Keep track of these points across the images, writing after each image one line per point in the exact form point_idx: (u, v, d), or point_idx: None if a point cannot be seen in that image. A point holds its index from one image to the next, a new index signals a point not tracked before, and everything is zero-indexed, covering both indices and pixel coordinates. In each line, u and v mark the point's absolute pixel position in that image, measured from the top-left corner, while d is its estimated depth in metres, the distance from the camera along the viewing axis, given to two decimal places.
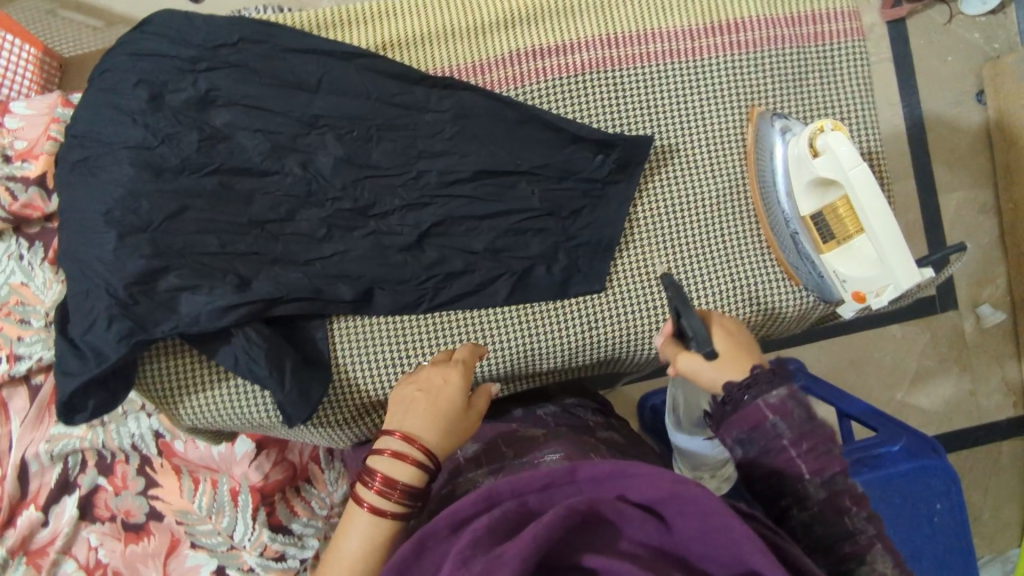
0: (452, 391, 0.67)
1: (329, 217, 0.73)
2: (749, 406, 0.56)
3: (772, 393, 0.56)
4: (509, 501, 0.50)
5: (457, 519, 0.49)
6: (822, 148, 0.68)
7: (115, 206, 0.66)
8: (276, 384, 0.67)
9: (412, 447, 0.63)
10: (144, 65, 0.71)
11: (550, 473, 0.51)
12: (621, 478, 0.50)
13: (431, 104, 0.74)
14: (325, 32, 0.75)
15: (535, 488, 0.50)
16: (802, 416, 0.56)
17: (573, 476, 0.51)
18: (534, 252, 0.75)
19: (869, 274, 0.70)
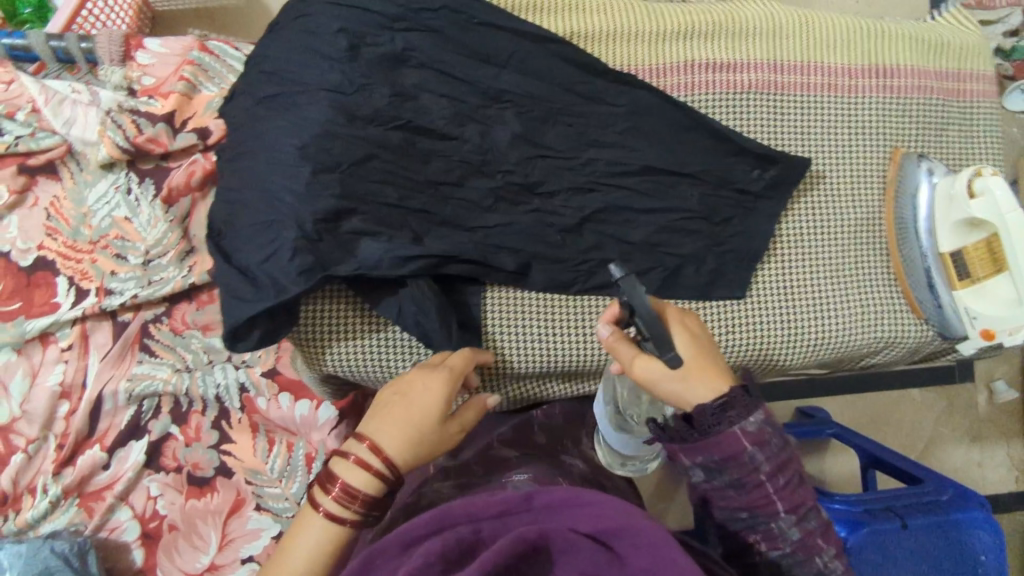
0: (430, 397, 0.64)
1: (498, 188, 0.75)
2: (727, 433, 0.59)
3: (749, 419, 0.59)
4: (462, 523, 0.56)
5: (410, 540, 0.55)
6: (981, 191, 0.73)
7: (311, 142, 0.68)
8: (444, 337, 0.70)
9: (382, 460, 0.62)
10: (347, 14, 0.72)
11: (506, 501, 0.57)
12: (574, 507, 0.57)
13: (609, 97, 0.77)
14: (520, 12, 0.77)
15: (489, 516, 0.56)
16: (777, 445, 0.60)
17: (529, 505, 0.57)
18: (686, 250, 0.78)
19: (1002, 312, 0.74)
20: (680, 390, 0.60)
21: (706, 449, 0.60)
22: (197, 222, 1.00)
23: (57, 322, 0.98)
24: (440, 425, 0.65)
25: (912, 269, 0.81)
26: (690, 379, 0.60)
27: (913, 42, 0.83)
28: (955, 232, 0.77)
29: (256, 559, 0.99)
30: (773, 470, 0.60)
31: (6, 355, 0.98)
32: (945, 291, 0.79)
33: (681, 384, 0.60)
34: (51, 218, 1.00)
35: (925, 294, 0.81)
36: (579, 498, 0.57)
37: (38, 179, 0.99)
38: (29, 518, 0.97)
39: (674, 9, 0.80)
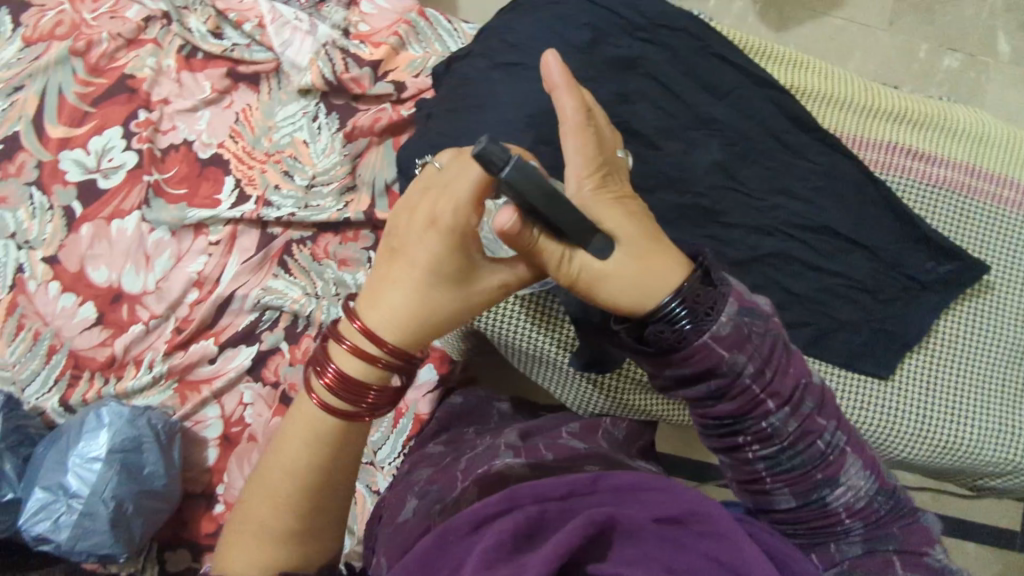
0: (426, 254, 0.54)
1: (685, 206, 0.77)
2: (697, 343, 0.49)
3: (719, 320, 0.49)
4: (528, 503, 0.58)
5: (481, 517, 0.57)
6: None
7: (538, 115, 0.73)
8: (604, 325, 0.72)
9: (381, 349, 0.55)
10: (597, 12, 0.77)
11: (572, 483, 0.59)
12: (635, 496, 0.57)
13: (809, 153, 0.80)
14: (751, 55, 0.82)
15: (554, 497, 0.58)
16: (779, 355, 0.51)
17: (593, 486, 0.59)
18: (843, 316, 0.79)
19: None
20: (633, 279, 0.50)
21: (694, 377, 0.51)
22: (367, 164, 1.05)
23: (215, 217, 1.04)
24: (457, 290, 0.55)
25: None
26: (641, 273, 0.50)
27: None
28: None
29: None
30: (757, 372, 0.50)
31: (160, 233, 1.04)
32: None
33: (624, 278, 0.50)
34: (239, 122, 1.07)
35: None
36: (638, 488, 0.58)
37: (240, 87, 1.08)
38: (129, 387, 1.01)
39: (889, 93, 0.84)
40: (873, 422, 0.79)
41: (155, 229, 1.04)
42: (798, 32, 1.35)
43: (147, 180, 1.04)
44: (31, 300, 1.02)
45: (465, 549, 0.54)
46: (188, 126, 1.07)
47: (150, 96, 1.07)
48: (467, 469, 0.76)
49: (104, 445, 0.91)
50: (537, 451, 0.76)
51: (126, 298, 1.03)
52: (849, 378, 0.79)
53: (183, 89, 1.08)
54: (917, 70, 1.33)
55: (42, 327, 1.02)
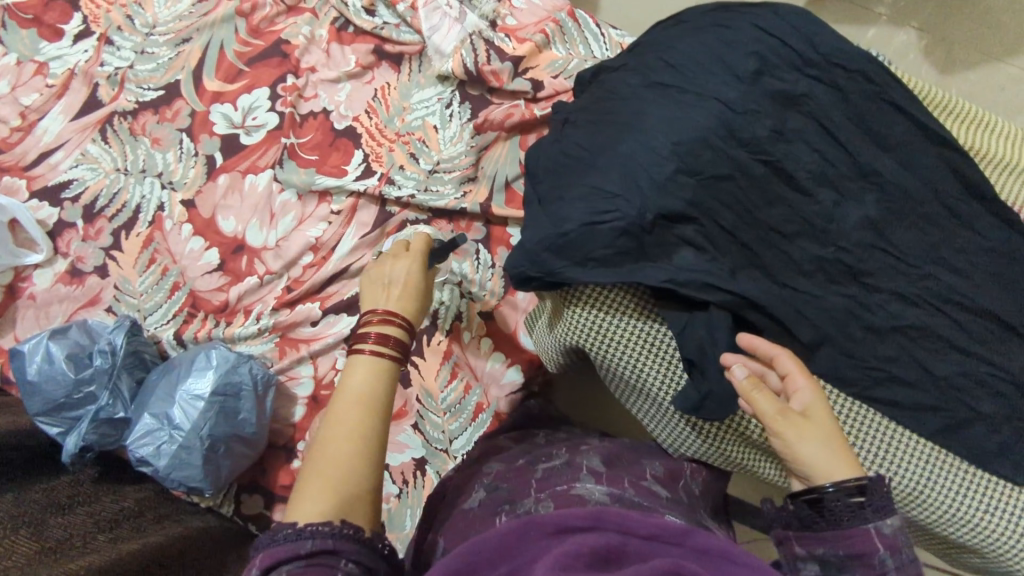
0: (404, 271, 0.82)
1: (825, 260, 0.72)
2: (856, 529, 0.58)
3: (885, 521, 0.57)
4: (614, 531, 0.54)
5: (564, 524, 0.55)
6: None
7: (685, 142, 0.69)
8: (718, 376, 0.68)
9: (395, 316, 0.75)
10: (768, 42, 0.73)
11: (661, 528, 0.55)
12: (726, 564, 0.51)
13: (978, 225, 0.72)
14: (930, 108, 0.76)
15: (641, 535, 0.54)
16: (910, 555, 0.56)
17: (682, 539, 0.54)
18: (985, 409, 0.71)
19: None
20: (818, 459, 0.62)
21: (844, 557, 0.58)
22: (493, 158, 1.06)
23: (340, 187, 1.07)
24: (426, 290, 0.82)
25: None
26: (786, 420, 0.64)
27: None
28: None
29: (390, 470, 0.99)
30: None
31: (288, 194, 1.09)
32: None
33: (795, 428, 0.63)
34: (376, 99, 1.10)
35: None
36: (732, 556, 0.52)
37: (383, 65, 1.11)
38: (236, 334, 1.06)
39: None
40: (997, 530, 0.71)
41: (284, 190, 1.09)
42: (965, 78, 1.22)
43: (283, 142, 1.10)
44: (165, 238, 1.10)
45: (530, 550, 0.53)
46: (329, 97, 1.11)
47: (299, 63, 1.12)
48: (543, 481, 0.74)
49: (208, 385, 0.96)
50: (620, 483, 0.72)
51: (247, 250, 1.09)
52: (977, 476, 0.71)
53: (330, 60, 1.12)
54: None
55: (171, 264, 1.09)
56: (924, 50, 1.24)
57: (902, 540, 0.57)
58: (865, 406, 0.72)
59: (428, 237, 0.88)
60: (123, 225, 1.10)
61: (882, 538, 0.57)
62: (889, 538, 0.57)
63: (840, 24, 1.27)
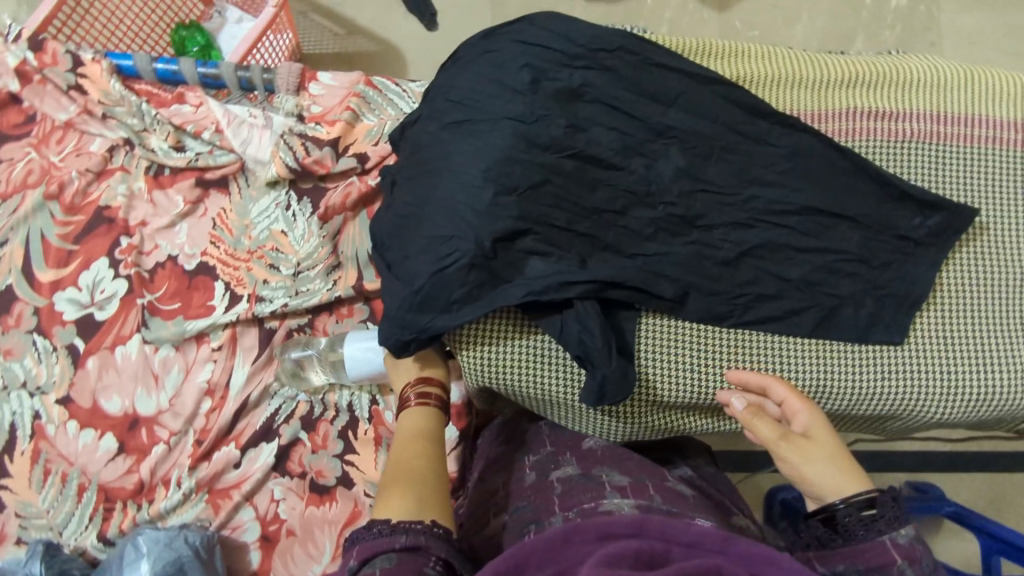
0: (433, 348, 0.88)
1: (659, 219, 0.77)
2: (876, 542, 0.63)
3: (898, 531, 0.63)
4: (656, 539, 0.55)
5: (607, 531, 0.56)
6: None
7: (494, 166, 0.72)
8: (605, 359, 0.71)
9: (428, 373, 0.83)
10: (533, 52, 0.78)
11: (704, 534, 0.55)
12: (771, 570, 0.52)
13: (772, 138, 0.79)
14: (689, 56, 0.81)
15: (682, 542, 0.55)
16: (927, 565, 0.62)
17: (724, 546, 0.54)
18: (844, 291, 0.77)
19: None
20: (825, 477, 0.67)
21: (862, 571, 0.63)
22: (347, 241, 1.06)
23: (212, 324, 1.05)
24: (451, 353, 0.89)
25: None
26: (793, 441, 0.70)
27: None
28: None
29: None
30: None
31: (165, 351, 1.06)
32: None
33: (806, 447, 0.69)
34: (217, 227, 1.09)
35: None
36: (776, 562, 0.52)
37: (211, 193, 1.10)
38: (162, 509, 1.01)
39: (833, 62, 0.83)
40: (896, 392, 0.77)
41: (158, 348, 1.06)
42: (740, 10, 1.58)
43: (140, 303, 1.06)
44: (53, 444, 1.03)
45: (578, 555, 0.54)
46: (170, 243, 1.09)
47: (128, 222, 1.09)
48: (566, 499, 0.72)
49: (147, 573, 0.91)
50: (646, 492, 0.73)
51: (143, 421, 1.04)
52: (865, 351, 0.77)
53: (157, 208, 1.09)
54: None
55: (69, 468, 1.02)
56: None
57: (917, 550, 0.63)
58: (751, 329, 0.77)
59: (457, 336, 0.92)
60: (4, 449, 1.03)
61: (899, 549, 0.63)
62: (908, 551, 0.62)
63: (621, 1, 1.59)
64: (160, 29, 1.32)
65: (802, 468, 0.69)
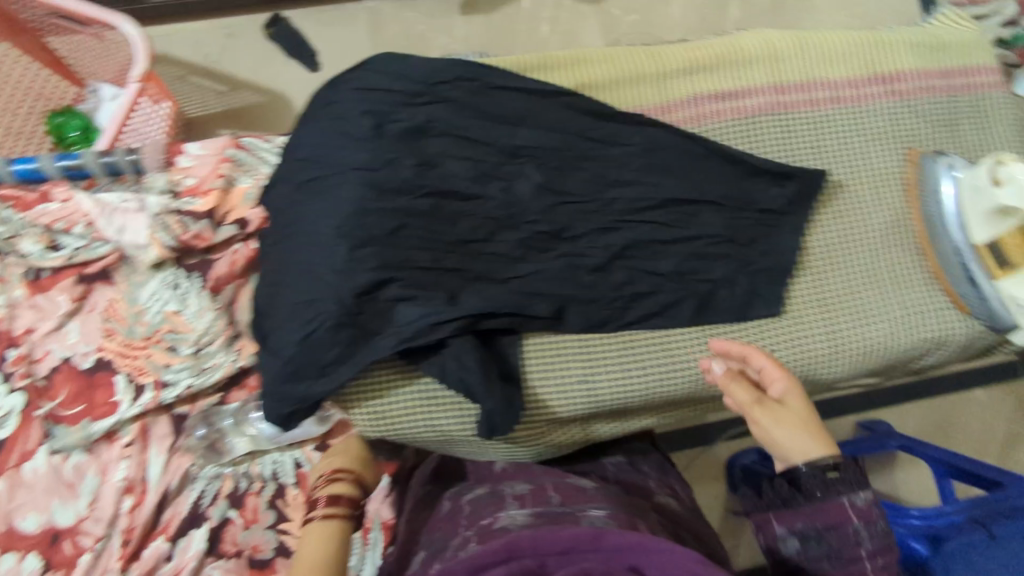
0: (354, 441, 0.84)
1: (526, 238, 0.78)
2: (835, 501, 0.67)
3: (859, 493, 0.67)
4: (530, 556, 0.57)
5: (479, 564, 0.56)
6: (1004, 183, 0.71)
7: (346, 221, 0.71)
8: (485, 392, 0.72)
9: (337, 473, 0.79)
10: (371, 97, 0.77)
11: (574, 538, 0.57)
12: (642, 555, 0.56)
13: (623, 138, 0.80)
14: (526, 72, 0.81)
15: (556, 551, 0.57)
16: (882, 527, 0.67)
17: (595, 544, 0.56)
18: (716, 275, 0.79)
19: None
20: (792, 442, 0.67)
21: (823, 526, 0.68)
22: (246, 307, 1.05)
23: (120, 420, 1.02)
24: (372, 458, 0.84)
25: (946, 264, 0.81)
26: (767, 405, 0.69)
27: (906, 39, 0.85)
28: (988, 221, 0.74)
29: None
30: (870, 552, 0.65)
31: (76, 456, 1.02)
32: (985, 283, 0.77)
33: (777, 411, 0.68)
34: (108, 319, 1.05)
35: (968, 291, 0.80)
36: (645, 546, 0.56)
37: (96, 286, 1.06)
38: None
39: (671, 51, 0.84)
40: (786, 361, 0.79)
41: (68, 456, 1.02)
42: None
43: (40, 414, 1.02)
44: None
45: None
46: (60, 344, 1.05)
47: (13, 332, 1.04)
48: (471, 516, 0.74)
49: None
50: (543, 497, 0.75)
51: (65, 533, 1.00)
52: (746, 327, 0.79)
53: (41, 312, 1.05)
54: None
55: None
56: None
57: (873, 512, 0.67)
58: (632, 326, 0.78)
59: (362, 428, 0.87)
60: None
61: (856, 509, 0.67)
62: (863, 512, 0.67)
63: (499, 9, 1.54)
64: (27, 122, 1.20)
65: (771, 433, 0.68)
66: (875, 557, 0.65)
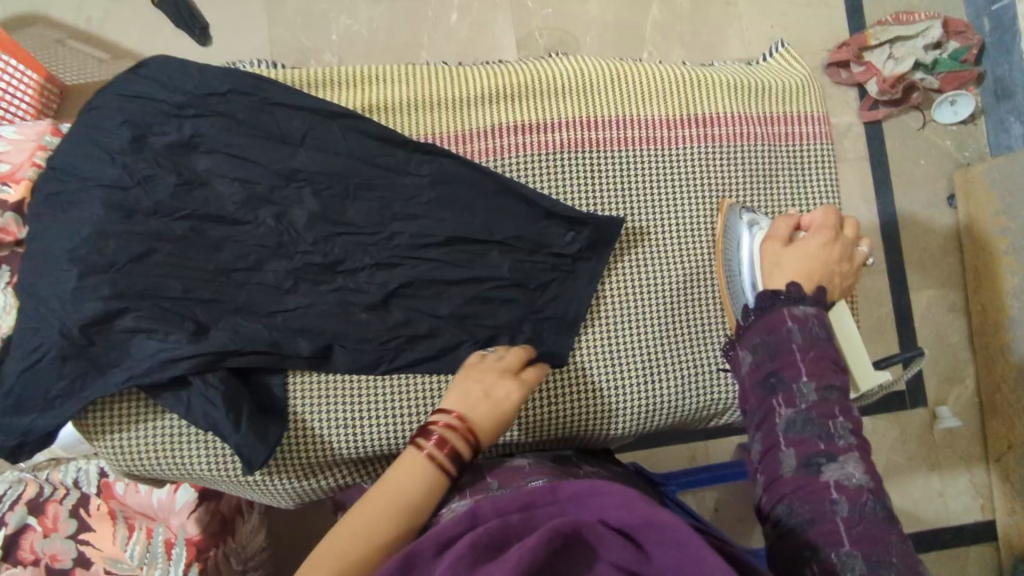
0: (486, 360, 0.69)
1: (297, 270, 0.73)
2: (775, 313, 0.68)
3: (797, 308, 0.68)
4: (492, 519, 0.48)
5: (441, 541, 0.46)
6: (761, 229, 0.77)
7: (82, 244, 0.67)
8: (231, 426, 0.65)
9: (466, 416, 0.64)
10: (132, 107, 0.71)
11: (530, 493, 0.50)
12: (598, 497, 0.49)
13: (412, 167, 0.76)
14: (314, 90, 0.78)
15: (515, 509, 0.49)
16: (818, 333, 0.66)
17: (555, 495, 0.50)
18: (500, 320, 0.75)
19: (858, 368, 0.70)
20: (779, 263, 0.72)
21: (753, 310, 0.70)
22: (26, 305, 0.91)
23: None
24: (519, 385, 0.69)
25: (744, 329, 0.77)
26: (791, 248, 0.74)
27: (724, 83, 0.83)
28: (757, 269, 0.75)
29: None
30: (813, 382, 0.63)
31: None
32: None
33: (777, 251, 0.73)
34: None
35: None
36: (602, 489, 0.49)
37: None
38: None
39: (477, 75, 0.81)
40: (564, 415, 0.75)
41: None
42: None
43: None
44: None
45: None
46: None
47: None
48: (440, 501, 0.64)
49: None
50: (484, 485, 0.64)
51: None
52: None
53: None
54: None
55: None
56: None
57: (812, 324, 0.67)
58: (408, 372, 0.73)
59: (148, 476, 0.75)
60: None
61: (791, 317, 0.67)
62: (800, 317, 0.67)
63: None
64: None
65: (773, 261, 0.72)
66: (807, 352, 0.65)
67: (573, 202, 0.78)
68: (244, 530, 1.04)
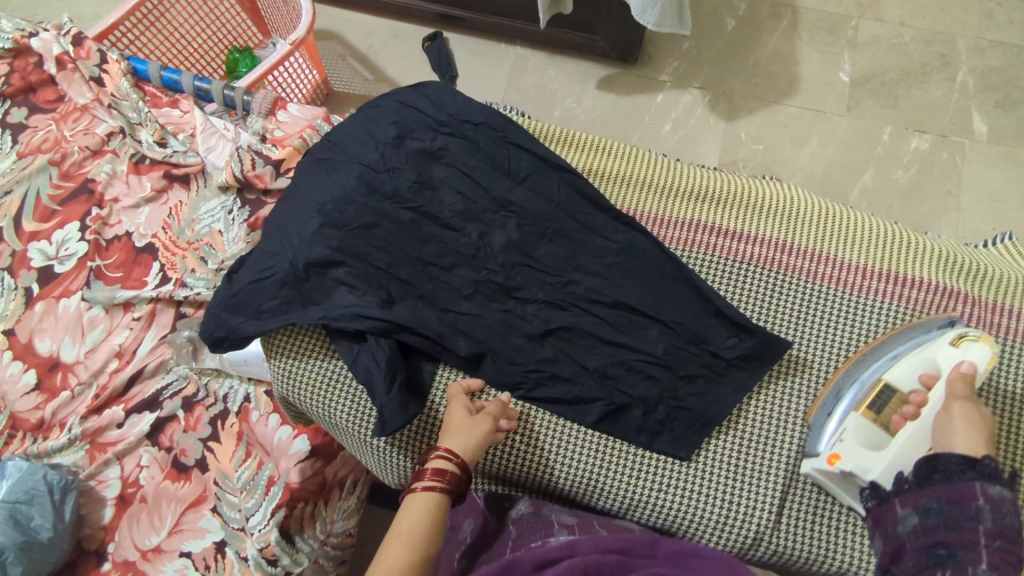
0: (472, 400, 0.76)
1: (479, 281, 0.81)
2: (963, 489, 0.63)
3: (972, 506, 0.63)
4: (590, 553, 0.64)
5: (545, 558, 0.63)
6: (963, 348, 0.71)
7: (330, 203, 0.81)
8: (384, 388, 0.74)
9: (453, 458, 0.70)
10: (406, 113, 0.87)
11: (632, 543, 0.65)
12: (695, 559, 0.64)
13: (607, 232, 0.84)
14: (550, 143, 0.93)
15: (614, 551, 0.64)
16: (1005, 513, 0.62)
17: (654, 550, 0.65)
18: (637, 393, 0.78)
19: (869, 453, 0.71)
20: (959, 430, 0.67)
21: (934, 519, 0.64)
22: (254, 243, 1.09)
23: (138, 296, 1.15)
24: (495, 429, 0.74)
25: (834, 400, 0.75)
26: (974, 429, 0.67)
27: (937, 260, 0.83)
28: (911, 371, 0.72)
29: (191, 557, 1.00)
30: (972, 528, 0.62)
31: (96, 310, 1.16)
32: (845, 408, 0.74)
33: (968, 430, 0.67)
34: (170, 216, 1.21)
35: (830, 407, 0.75)
36: (698, 555, 0.65)
37: (174, 186, 1.24)
38: (49, 447, 1.07)
39: (691, 175, 0.91)
40: (672, 507, 0.76)
41: (91, 307, 1.16)
42: (749, 120, 1.38)
43: (89, 266, 1.18)
44: None
45: None
46: (130, 221, 1.22)
47: (103, 196, 1.23)
48: (519, 539, 0.71)
49: None
50: (591, 527, 0.71)
51: (61, 367, 1.13)
52: (645, 458, 0.77)
53: (129, 189, 1.24)
54: (861, 151, 1.34)
55: None
56: (708, 103, 1.40)
57: (1005, 504, 0.62)
58: (513, 399, 0.79)
59: (296, 415, 0.91)
60: None
61: (987, 497, 0.62)
62: (993, 497, 0.62)
63: (633, 94, 1.42)
64: (214, 50, 1.42)
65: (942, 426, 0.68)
66: (994, 539, 0.61)
67: (744, 310, 0.82)
68: (338, 503, 1.06)
